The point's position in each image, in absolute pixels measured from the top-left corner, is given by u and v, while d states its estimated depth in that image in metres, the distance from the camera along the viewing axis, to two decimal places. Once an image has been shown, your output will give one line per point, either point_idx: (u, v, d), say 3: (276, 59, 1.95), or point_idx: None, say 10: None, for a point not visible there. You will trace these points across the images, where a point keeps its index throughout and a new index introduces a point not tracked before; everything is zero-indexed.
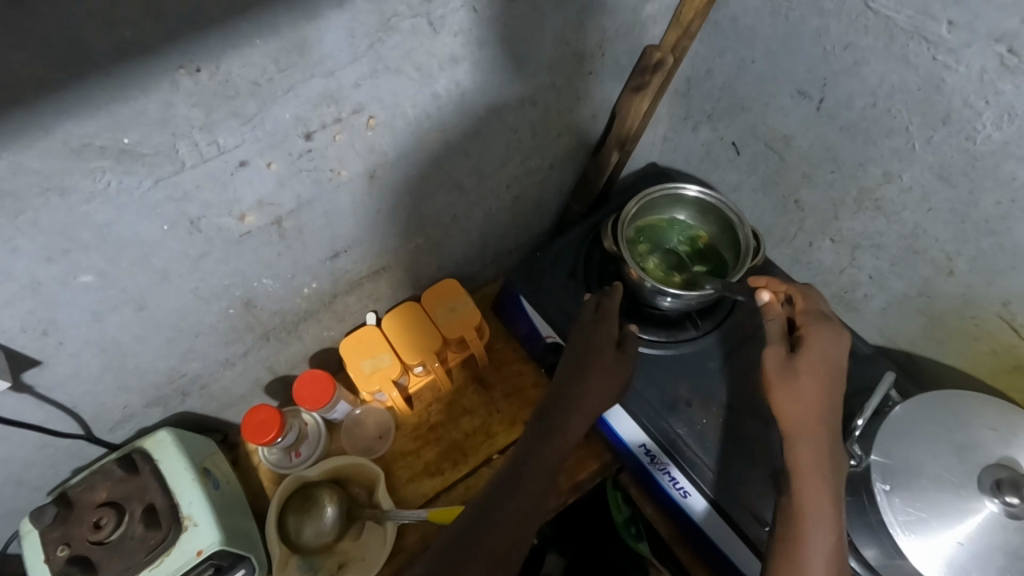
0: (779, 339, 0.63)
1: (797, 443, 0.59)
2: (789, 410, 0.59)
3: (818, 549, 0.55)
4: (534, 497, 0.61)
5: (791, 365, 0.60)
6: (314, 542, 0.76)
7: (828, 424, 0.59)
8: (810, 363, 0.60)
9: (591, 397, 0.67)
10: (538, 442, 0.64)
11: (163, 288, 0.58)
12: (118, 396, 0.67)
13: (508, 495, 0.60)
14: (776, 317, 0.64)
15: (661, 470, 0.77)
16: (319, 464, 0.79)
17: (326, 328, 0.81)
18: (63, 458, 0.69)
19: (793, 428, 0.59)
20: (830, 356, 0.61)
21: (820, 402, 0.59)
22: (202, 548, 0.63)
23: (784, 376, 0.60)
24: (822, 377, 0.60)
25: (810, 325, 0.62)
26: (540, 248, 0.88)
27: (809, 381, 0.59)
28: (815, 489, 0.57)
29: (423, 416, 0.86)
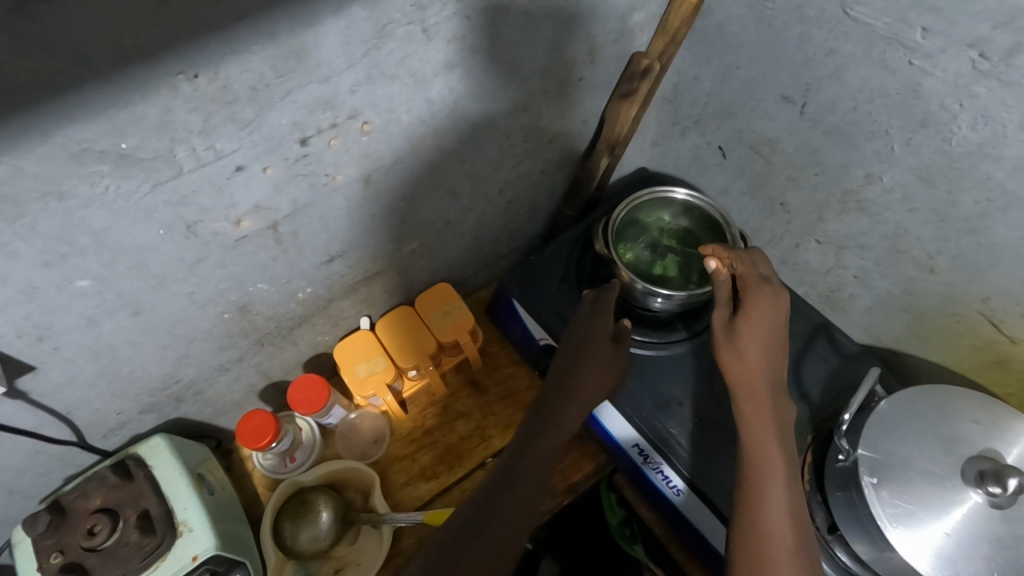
0: (726, 303, 0.65)
1: (745, 402, 0.61)
2: (733, 368, 0.62)
3: (775, 502, 0.56)
4: (528, 484, 0.62)
5: (735, 328, 0.62)
6: (309, 548, 0.76)
7: (771, 381, 0.62)
8: (752, 325, 0.62)
9: (584, 390, 0.69)
10: (526, 432, 0.66)
11: (159, 293, 0.58)
12: (112, 403, 0.66)
13: (510, 488, 0.61)
14: (723, 284, 0.65)
15: (654, 469, 0.78)
16: (314, 469, 0.79)
17: (321, 333, 0.82)
18: (56, 466, 0.69)
19: (741, 387, 0.61)
20: (773, 317, 0.63)
21: (762, 361, 0.61)
22: (198, 554, 0.63)
23: (728, 338, 0.62)
24: (765, 337, 0.62)
25: (751, 288, 0.64)
26: (533, 252, 0.89)
27: (751, 341, 0.62)
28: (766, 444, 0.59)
29: (418, 420, 0.86)
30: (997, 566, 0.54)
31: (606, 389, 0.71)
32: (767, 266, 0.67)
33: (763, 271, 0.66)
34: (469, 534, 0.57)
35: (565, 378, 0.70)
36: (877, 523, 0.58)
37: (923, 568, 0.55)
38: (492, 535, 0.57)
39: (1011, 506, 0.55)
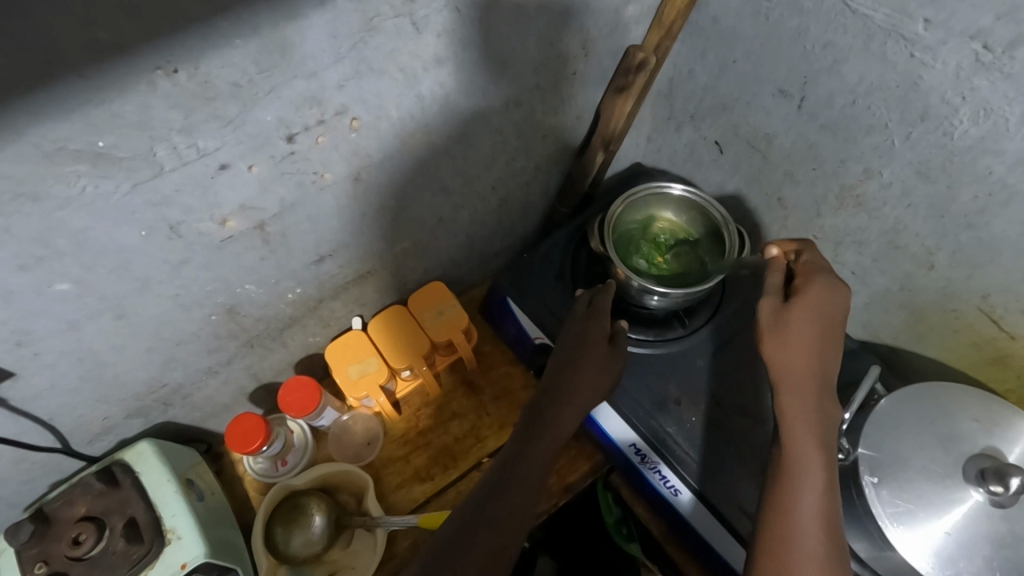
0: (777, 290, 0.63)
1: (785, 387, 0.59)
2: (778, 355, 0.60)
3: (808, 494, 0.55)
4: (523, 486, 0.61)
5: (786, 314, 0.60)
6: (302, 552, 0.75)
7: (817, 373, 0.59)
8: (807, 312, 0.60)
9: (585, 389, 0.68)
10: (528, 432, 0.65)
11: (143, 296, 0.57)
12: (97, 408, 0.65)
13: (506, 492, 0.60)
14: (775, 270, 0.64)
15: (652, 469, 0.77)
16: (306, 473, 0.78)
17: (311, 334, 0.80)
18: (40, 472, 0.67)
19: (781, 373, 0.59)
20: (826, 305, 0.60)
21: (810, 353, 0.59)
22: (188, 561, 0.62)
23: (776, 327, 0.61)
24: (819, 324, 0.60)
25: (811, 277, 0.62)
26: (527, 250, 0.88)
27: (802, 328, 0.60)
28: (802, 434, 0.57)
29: (412, 421, 0.85)
30: (996, 565, 0.54)
31: (605, 388, 0.69)
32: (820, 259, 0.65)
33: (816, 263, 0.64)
34: (468, 538, 0.56)
35: (563, 378, 0.68)
36: (878, 523, 0.58)
37: (923, 568, 0.55)
38: (489, 538, 0.56)
39: (1013, 504, 0.54)
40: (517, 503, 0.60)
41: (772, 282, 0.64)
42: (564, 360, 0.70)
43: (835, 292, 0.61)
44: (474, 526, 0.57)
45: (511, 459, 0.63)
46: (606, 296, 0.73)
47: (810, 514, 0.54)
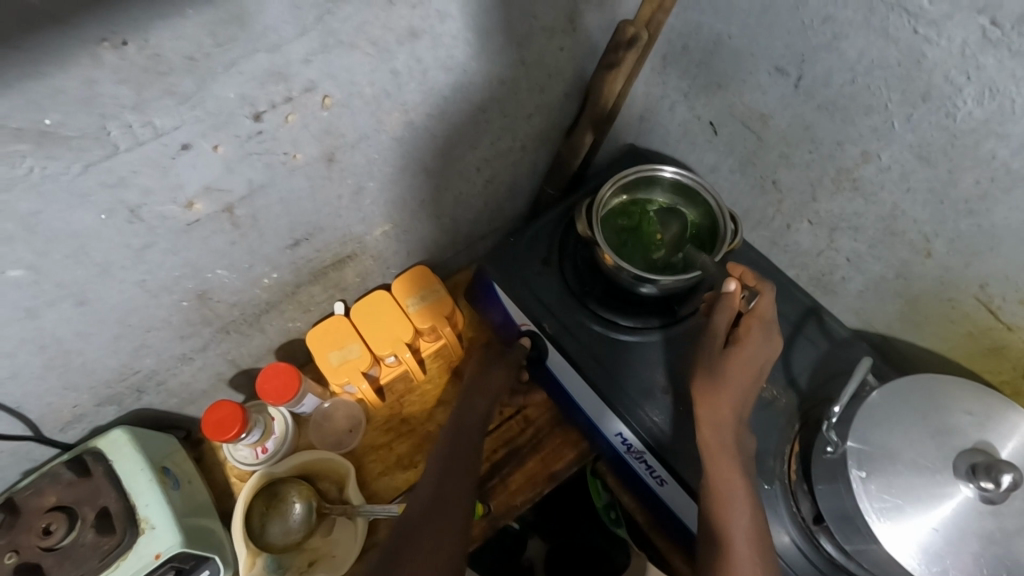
0: (722, 334, 0.65)
1: (705, 426, 0.63)
2: (716, 397, 0.63)
3: (737, 513, 0.61)
4: (465, 473, 0.66)
5: (724, 359, 0.64)
6: (282, 540, 0.74)
7: (737, 407, 0.64)
8: (739, 368, 0.64)
9: (491, 387, 0.79)
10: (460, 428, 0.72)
11: (106, 282, 0.54)
12: (66, 396, 0.63)
13: (451, 471, 0.65)
14: (724, 312, 0.65)
15: (637, 459, 0.76)
16: (288, 460, 0.76)
17: (291, 320, 0.78)
18: (11, 460, 0.66)
19: (708, 411, 0.63)
20: (746, 355, 0.64)
21: (734, 389, 0.63)
22: (162, 551, 0.60)
23: (711, 365, 0.65)
24: (744, 373, 0.64)
25: (750, 329, 0.65)
26: (513, 233, 0.86)
27: (736, 377, 0.64)
28: (731, 468, 0.62)
29: (396, 408, 0.83)
30: (985, 562, 0.53)
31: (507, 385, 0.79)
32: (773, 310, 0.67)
33: (765, 312, 0.66)
34: (430, 520, 0.58)
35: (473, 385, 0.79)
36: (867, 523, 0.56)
37: (909, 565, 0.53)
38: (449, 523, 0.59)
39: (1004, 500, 0.53)
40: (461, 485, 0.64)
41: (718, 323, 0.65)
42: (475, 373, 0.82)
43: (761, 343, 0.65)
44: (435, 513, 0.60)
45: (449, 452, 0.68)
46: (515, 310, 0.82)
47: (744, 535, 0.60)
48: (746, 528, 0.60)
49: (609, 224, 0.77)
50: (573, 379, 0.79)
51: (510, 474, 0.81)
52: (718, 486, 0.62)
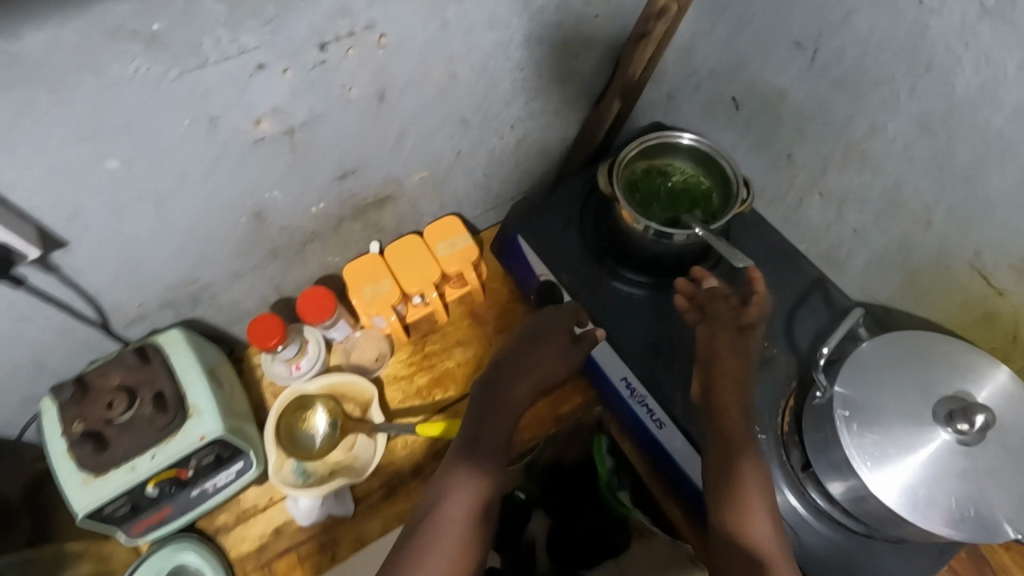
0: (718, 318, 0.75)
1: (729, 415, 0.69)
2: (726, 380, 0.71)
3: (752, 498, 0.64)
4: (485, 470, 0.65)
5: (729, 338, 0.73)
6: (306, 449, 0.81)
7: (742, 393, 0.70)
8: (739, 345, 0.73)
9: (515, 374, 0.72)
10: (477, 416, 0.69)
11: (181, 188, 0.62)
12: (135, 294, 0.71)
13: (481, 447, 0.67)
14: (712, 308, 0.75)
15: (639, 404, 0.81)
16: (318, 379, 0.83)
17: (331, 254, 0.86)
18: (81, 350, 0.72)
19: (720, 400, 0.70)
20: (748, 339, 0.74)
21: (738, 365, 0.72)
22: (206, 435, 0.68)
23: (716, 344, 0.73)
24: (741, 358, 0.72)
25: (745, 313, 0.74)
26: (539, 194, 0.92)
27: (738, 362, 0.72)
28: (746, 457, 0.66)
29: (419, 345, 0.90)
30: (959, 500, 0.56)
31: (547, 368, 0.74)
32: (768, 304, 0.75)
33: (759, 299, 0.74)
34: (470, 499, 0.63)
35: (496, 370, 0.73)
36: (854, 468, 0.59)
37: (889, 500, 0.57)
38: (480, 507, 0.63)
39: (977, 442, 0.57)
40: (480, 487, 0.64)
41: (712, 309, 0.75)
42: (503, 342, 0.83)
43: (753, 327, 0.74)
44: (473, 488, 0.64)
45: (468, 445, 0.67)
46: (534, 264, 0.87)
47: (760, 513, 0.63)
48: (765, 513, 0.63)
49: (635, 172, 0.83)
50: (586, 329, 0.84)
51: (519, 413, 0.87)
52: (733, 472, 0.65)
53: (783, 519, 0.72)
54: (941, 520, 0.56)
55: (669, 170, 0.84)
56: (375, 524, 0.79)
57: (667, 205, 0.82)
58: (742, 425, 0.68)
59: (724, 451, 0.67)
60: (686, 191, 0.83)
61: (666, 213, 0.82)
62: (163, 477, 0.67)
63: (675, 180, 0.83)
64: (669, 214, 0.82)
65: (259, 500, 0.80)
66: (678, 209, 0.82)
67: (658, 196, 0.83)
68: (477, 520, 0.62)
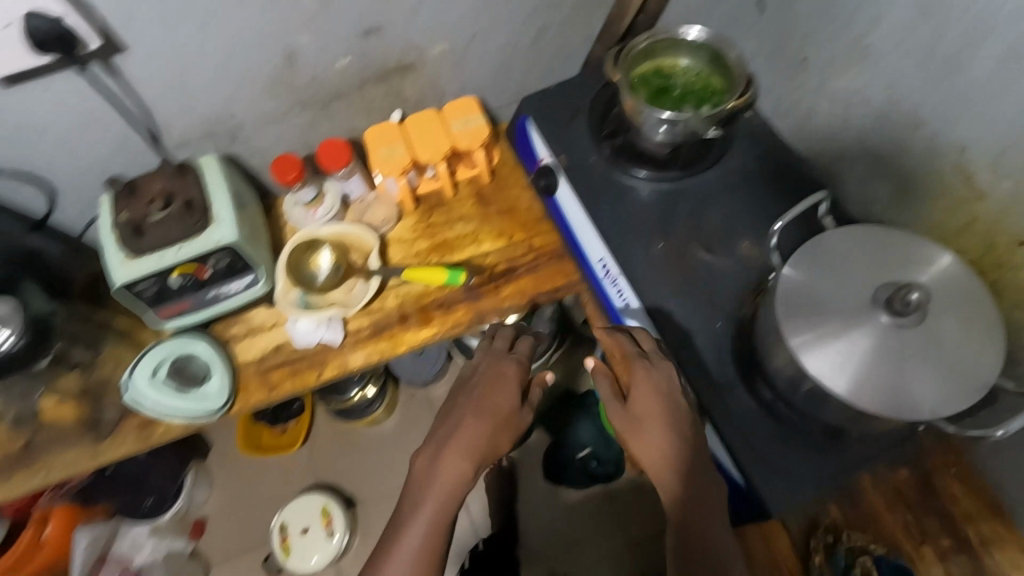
0: (612, 397, 0.70)
1: (671, 482, 0.64)
2: (646, 455, 0.66)
3: None
4: (431, 528, 0.68)
5: (624, 412, 0.68)
6: (311, 283, 0.91)
7: (682, 459, 0.65)
8: (638, 408, 0.67)
9: (451, 465, 0.70)
10: (414, 505, 0.69)
11: (222, 15, 0.71)
12: (181, 118, 0.82)
13: (422, 495, 0.70)
14: (604, 379, 0.72)
15: (611, 283, 0.83)
16: (330, 226, 0.93)
17: (355, 116, 0.94)
18: (137, 163, 0.86)
19: (655, 471, 0.65)
20: (641, 397, 0.68)
21: (646, 428, 0.66)
22: (221, 240, 0.78)
23: (619, 425, 0.69)
24: (672, 432, 0.66)
25: (629, 372, 0.70)
26: (555, 86, 0.95)
27: (664, 441, 0.65)
28: (712, 536, 0.61)
29: (425, 215, 0.97)
30: (892, 380, 0.57)
31: (481, 446, 0.71)
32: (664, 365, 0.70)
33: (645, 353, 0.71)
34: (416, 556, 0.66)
35: (430, 457, 0.72)
36: (792, 347, 0.60)
37: (825, 380, 0.58)
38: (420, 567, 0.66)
39: (915, 325, 0.57)
40: (425, 539, 0.67)
41: (604, 392, 0.71)
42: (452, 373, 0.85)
43: (641, 391, 0.68)
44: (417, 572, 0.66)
45: (411, 512, 0.69)
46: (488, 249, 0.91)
47: None
48: None
49: (646, 68, 0.85)
50: (575, 210, 0.87)
51: (503, 286, 0.91)
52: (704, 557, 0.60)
53: (729, 406, 0.72)
54: (871, 398, 0.57)
55: (684, 68, 0.85)
56: (359, 354, 0.88)
57: (679, 97, 0.82)
58: (686, 498, 0.63)
59: (685, 531, 0.62)
60: (696, 86, 0.83)
61: (675, 103, 0.82)
62: (185, 270, 0.80)
63: (687, 77, 0.84)
64: (677, 105, 0.82)
65: (267, 320, 0.91)
66: (686, 101, 0.82)
67: (670, 89, 0.83)
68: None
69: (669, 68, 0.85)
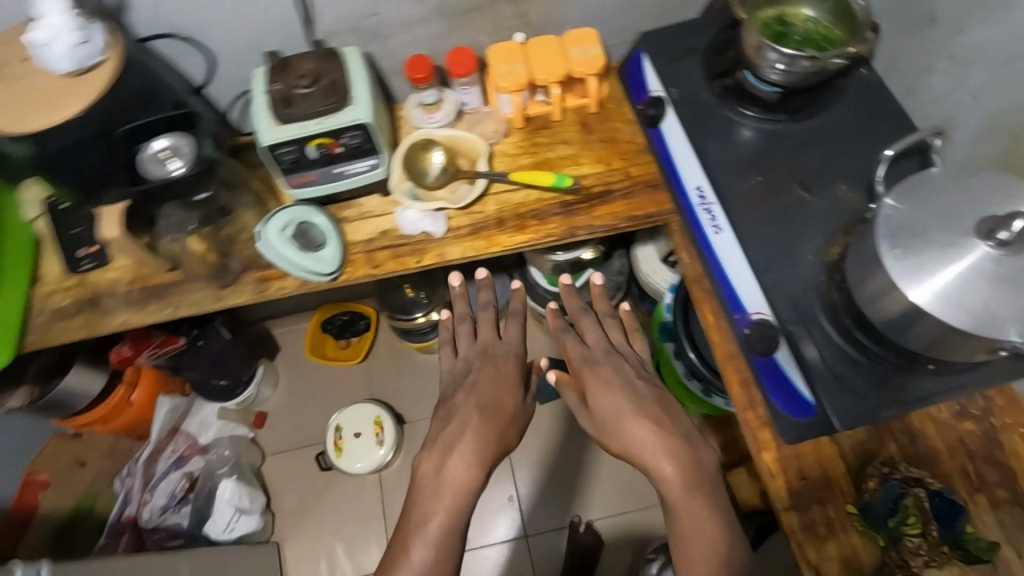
0: (575, 400, 1.03)
1: (650, 451, 0.90)
2: (616, 441, 0.94)
3: (701, 530, 0.83)
4: (440, 541, 0.87)
5: (584, 409, 1.01)
6: (419, 178, 0.98)
7: (659, 440, 0.90)
8: (599, 403, 0.97)
9: (456, 464, 0.92)
10: (430, 500, 0.90)
11: None
12: (333, 9, 0.91)
13: (438, 494, 0.91)
14: (570, 389, 1.05)
15: (704, 211, 0.87)
16: (446, 131, 1.01)
17: (483, 34, 1.01)
18: (289, 47, 0.96)
19: (640, 446, 0.91)
20: (597, 378, 1.00)
21: (615, 414, 0.95)
22: (357, 119, 0.87)
23: (591, 418, 0.99)
24: (650, 423, 0.92)
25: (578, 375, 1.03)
26: (675, 26, 1.00)
27: (643, 428, 0.92)
28: (691, 505, 0.85)
29: (532, 135, 1.04)
30: (990, 303, 0.60)
31: (487, 441, 0.95)
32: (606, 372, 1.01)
33: (589, 353, 1.05)
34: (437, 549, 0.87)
35: (437, 460, 0.94)
36: (887, 272, 0.65)
37: (920, 301, 0.62)
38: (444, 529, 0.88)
39: (1018, 251, 0.59)
40: (442, 521, 0.88)
41: (568, 398, 1.04)
42: (455, 379, 1.08)
43: (602, 395, 0.97)
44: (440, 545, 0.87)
45: (425, 524, 0.89)
46: (445, 355, 1.13)
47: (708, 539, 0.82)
48: (713, 530, 0.83)
49: (772, 13, 0.88)
50: (678, 140, 0.91)
51: (597, 207, 0.97)
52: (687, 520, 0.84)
53: (811, 331, 0.76)
54: (968, 316, 0.61)
55: (807, 19, 0.88)
56: (456, 248, 0.96)
57: (804, 41, 0.85)
58: (673, 458, 0.89)
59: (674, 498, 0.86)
60: (818, 36, 0.86)
61: (801, 44, 0.84)
62: (322, 141, 0.89)
63: (812, 27, 0.87)
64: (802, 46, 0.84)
65: (378, 207, 0.99)
66: (812, 45, 0.84)
67: (794, 33, 0.86)
68: (441, 557, 0.86)
69: (793, 17, 0.88)
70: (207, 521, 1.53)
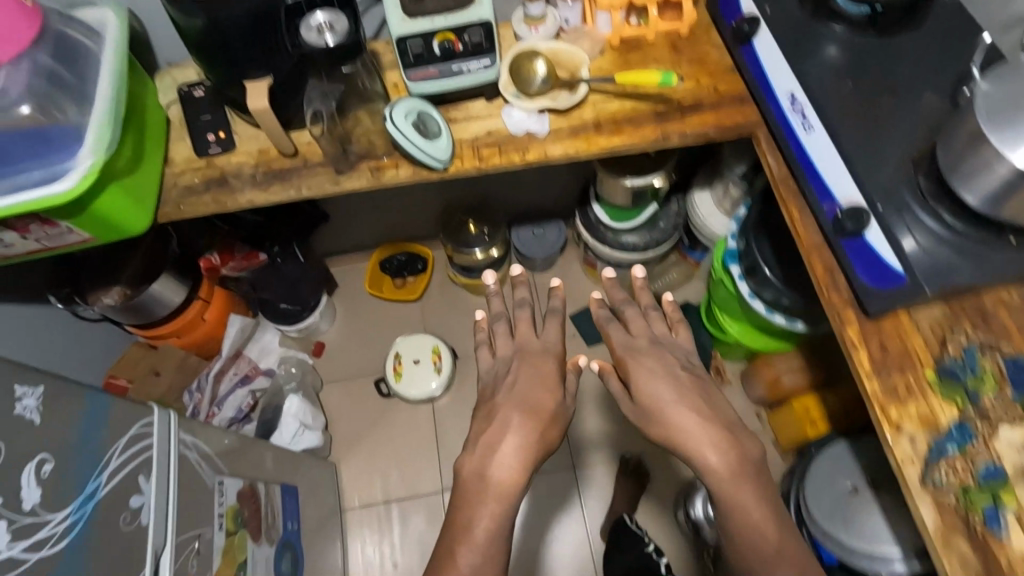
0: (615, 387, 0.98)
1: (694, 442, 0.85)
2: (656, 429, 0.89)
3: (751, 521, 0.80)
4: (489, 543, 0.81)
5: (625, 394, 0.96)
6: (525, 85, 1.06)
7: (701, 431, 0.85)
8: (638, 390, 0.92)
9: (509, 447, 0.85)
10: (477, 496, 0.83)
11: None
12: None
13: (480, 500, 0.83)
14: (614, 376, 0.99)
15: (795, 114, 0.96)
16: (549, 44, 1.10)
17: None
18: None
19: (685, 437, 0.86)
20: (635, 364, 0.95)
21: (654, 399, 0.90)
22: (480, 16, 0.96)
23: (631, 405, 0.94)
24: (693, 411, 0.87)
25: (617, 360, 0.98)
26: None
27: (686, 417, 0.87)
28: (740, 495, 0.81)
29: (624, 54, 1.10)
30: None
31: (531, 439, 0.87)
32: (645, 360, 0.95)
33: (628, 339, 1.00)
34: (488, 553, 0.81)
35: (479, 462, 0.85)
36: (988, 142, 0.72)
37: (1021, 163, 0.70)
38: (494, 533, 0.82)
39: None
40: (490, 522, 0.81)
41: (613, 387, 0.98)
42: (494, 379, 0.99)
43: (647, 380, 0.91)
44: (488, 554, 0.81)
45: (471, 524, 0.82)
46: (483, 357, 1.05)
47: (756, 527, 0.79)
48: (765, 519, 0.80)
49: None
50: (773, 55, 0.99)
51: (689, 116, 1.04)
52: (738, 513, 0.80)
53: (897, 213, 0.86)
54: None
55: None
56: (557, 146, 1.04)
57: None
58: (717, 453, 0.83)
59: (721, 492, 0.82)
60: None
61: None
62: (446, 36, 0.98)
63: None
64: None
65: (484, 110, 1.07)
66: None
67: None
68: (495, 546, 0.81)
69: None
70: (273, 432, 1.62)
